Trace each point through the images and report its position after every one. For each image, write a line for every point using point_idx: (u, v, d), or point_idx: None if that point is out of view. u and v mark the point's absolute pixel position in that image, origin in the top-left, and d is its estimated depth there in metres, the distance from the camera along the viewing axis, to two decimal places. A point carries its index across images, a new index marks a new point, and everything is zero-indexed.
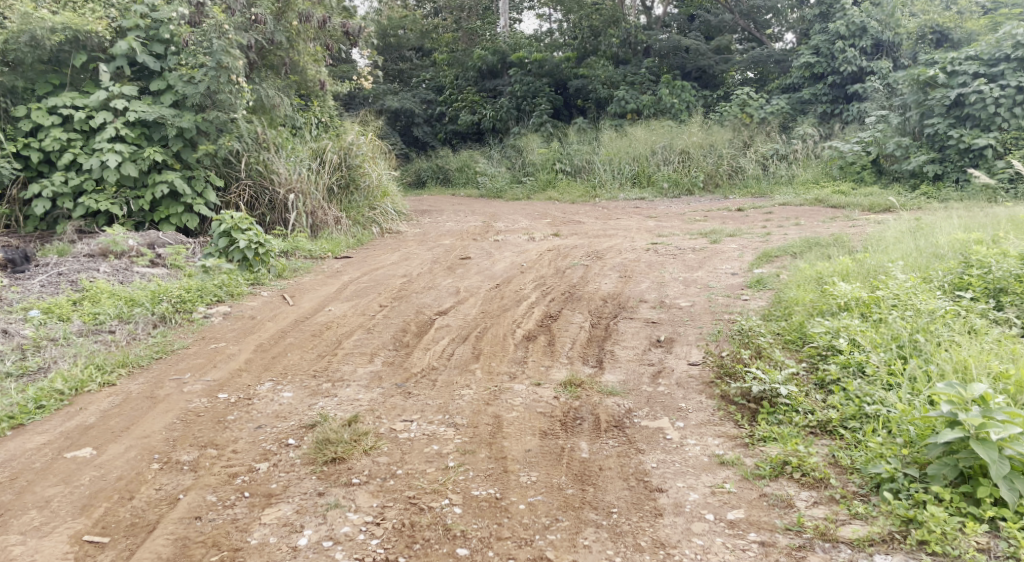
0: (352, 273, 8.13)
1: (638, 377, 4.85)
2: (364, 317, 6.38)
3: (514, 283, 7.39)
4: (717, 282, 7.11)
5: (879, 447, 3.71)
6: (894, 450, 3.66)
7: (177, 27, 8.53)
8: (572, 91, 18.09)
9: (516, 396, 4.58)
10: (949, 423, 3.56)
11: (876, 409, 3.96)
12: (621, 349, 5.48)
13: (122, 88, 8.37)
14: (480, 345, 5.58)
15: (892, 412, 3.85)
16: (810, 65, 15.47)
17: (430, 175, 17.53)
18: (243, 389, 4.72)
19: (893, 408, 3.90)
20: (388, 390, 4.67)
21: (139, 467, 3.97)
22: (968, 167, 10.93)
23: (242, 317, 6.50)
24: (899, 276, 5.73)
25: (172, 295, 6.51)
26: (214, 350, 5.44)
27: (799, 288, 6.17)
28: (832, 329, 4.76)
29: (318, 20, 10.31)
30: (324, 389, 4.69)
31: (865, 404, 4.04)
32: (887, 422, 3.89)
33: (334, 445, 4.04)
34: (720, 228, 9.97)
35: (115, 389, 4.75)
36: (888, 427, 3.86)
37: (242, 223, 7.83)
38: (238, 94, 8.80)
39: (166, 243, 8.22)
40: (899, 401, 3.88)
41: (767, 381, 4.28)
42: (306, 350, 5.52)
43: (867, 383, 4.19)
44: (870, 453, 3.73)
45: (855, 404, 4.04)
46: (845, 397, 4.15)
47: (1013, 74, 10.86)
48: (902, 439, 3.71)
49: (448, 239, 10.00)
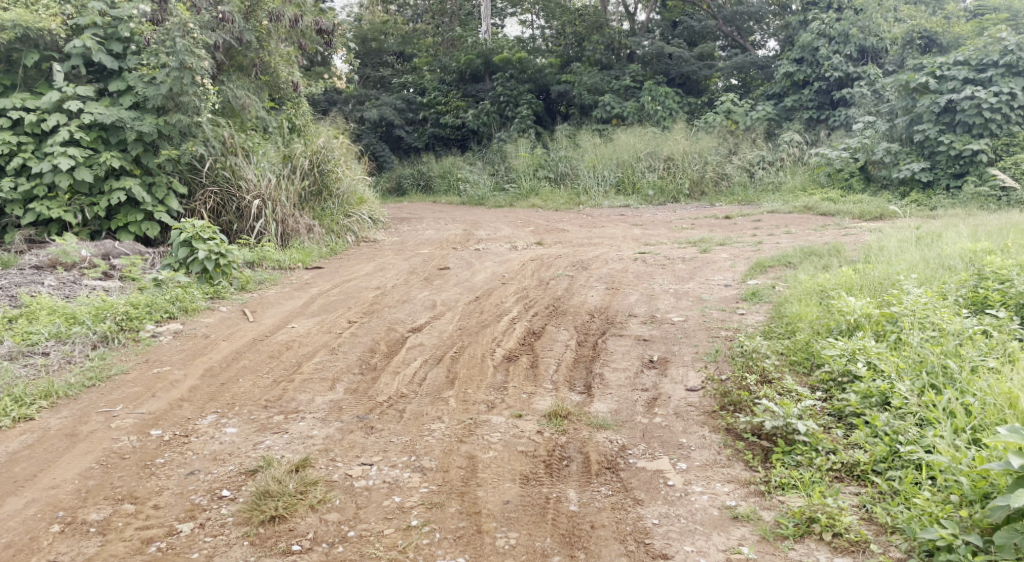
0: (322, 285, 7.56)
1: (632, 406, 4.32)
2: (329, 336, 5.81)
3: (494, 296, 6.85)
4: (709, 294, 6.62)
5: (928, 506, 3.20)
6: (948, 510, 3.15)
7: (138, 26, 7.96)
8: (554, 97, 17.62)
9: (494, 430, 4.04)
10: (1015, 480, 3.05)
11: (912, 451, 3.47)
12: (612, 372, 4.95)
13: (78, 89, 7.78)
14: (455, 368, 5.03)
15: (936, 458, 3.35)
16: (793, 73, 15.11)
17: (412, 182, 16.95)
18: (181, 423, 4.14)
19: (936, 454, 3.40)
20: (349, 425, 4.12)
21: (36, 530, 3.39)
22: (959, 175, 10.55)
23: (194, 336, 5.91)
24: (912, 291, 5.27)
25: (118, 311, 5.92)
26: (156, 376, 4.85)
27: (801, 302, 5.70)
28: (846, 351, 4.26)
29: (289, 19, 9.65)
30: (274, 423, 4.12)
31: (897, 445, 3.55)
32: (930, 469, 3.39)
33: (274, 499, 3.48)
34: (709, 236, 9.47)
35: (32, 425, 4.17)
36: (932, 475, 3.36)
37: (203, 233, 7.20)
38: (203, 97, 8.23)
39: (122, 254, 7.63)
40: (942, 445, 3.38)
41: (781, 416, 3.75)
42: (260, 375, 4.94)
43: (896, 417, 3.70)
44: (916, 511, 3.22)
45: (885, 444, 3.56)
46: (872, 435, 3.66)
47: (1003, 80, 10.45)
48: (954, 497, 3.20)
49: (426, 248, 9.44)
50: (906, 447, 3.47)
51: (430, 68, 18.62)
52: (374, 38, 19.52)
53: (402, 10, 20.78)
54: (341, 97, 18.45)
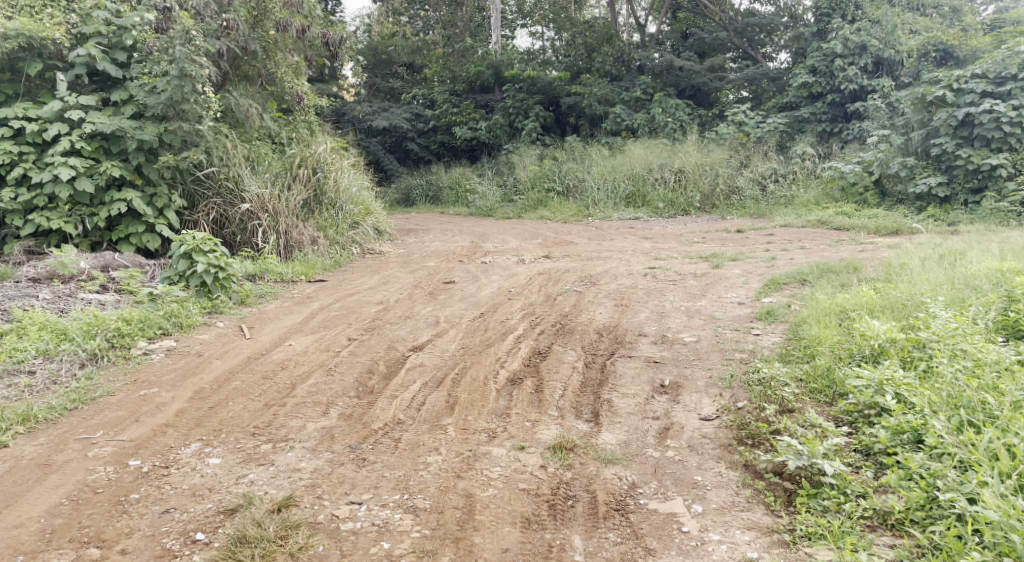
0: (324, 299, 7.32)
1: (642, 437, 4.06)
2: (327, 355, 5.56)
3: (500, 312, 6.60)
4: (722, 312, 6.35)
5: None
6: None
7: (142, 33, 7.76)
8: (564, 109, 17.33)
9: (494, 464, 3.80)
10: None
11: (952, 500, 3.21)
12: (621, 398, 4.67)
13: (79, 98, 7.58)
14: (456, 392, 4.77)
15: (981, 509, 3.09)
16: (807, 84, 14.81)
17: (420, 192, 16.76)
18: (163, 453, 3.91)
19: (980, 505, 3.14)
20: (340, 456, 3.88)
21: None
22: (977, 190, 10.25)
23: (187, 354, 5.67)
24: (939, 315, 5.02)
25: (109, 327, 5.71)
26: (143, 398, 4.61)
27: (820, 324, 5.45)
28: (874, 381, 4.03)
29: (297, 30, 9.43)
30: (260, 454, 3.89)
31: (935, 490, 3.28)
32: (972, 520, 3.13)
33: (252, 546, 3.25)
34: (721, 251, 9.19)
35: (6, 454, 3.94)
36: (977, 528, 3.10)
37: (204, 245, 7.02)
38: (205, 105, 8.01)
39: (122, 266, 7.40)
40: (987, 496, 3.12)
41: (806, 456, 3.52)
42: (251, 398, 4.70)
43: (931, 458, 3.44)
44: None
45: (922, 490, 3.30)
46: (906, 477, 3.41)
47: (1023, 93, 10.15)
48: (1003, 558, 2.94)
49: (432, 261, 9.21)
50: (945, 495, 3.21)
51: (440, 79, 18.44)
52: (384, 50, 19.25)
53: (412, 22, 20.64)
54: (350, 106, 18.28)
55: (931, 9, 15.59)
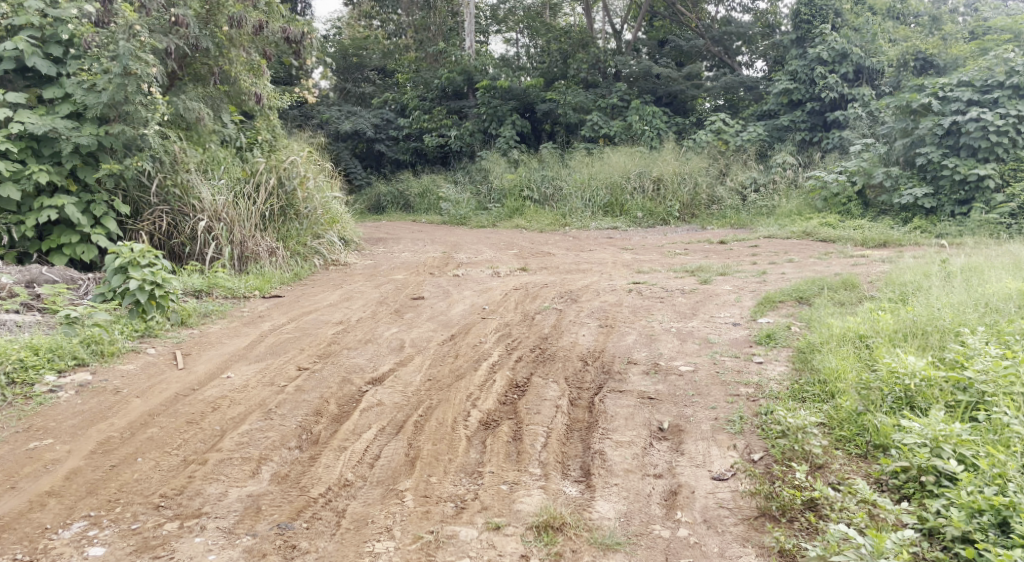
0: (277, 318, 6.44)
1: (646, 509, 3.42)
2: (271, 390, 4.72)
3: (472, 334, 5.78)
4: (718, 335, 5.58)
5: None
6: None
7: (78, 27, 6.82)
8: (539, 115, 16.57)
9: (462, 553, 3.17)
10: None
11: None
12: (614, 449, 3.88)
13: (7, 95, 6.62)
14: (418, 440, 3.96)
15: None
16: (787, 91, 14.10)
17: (389, 200, 15.97)
18: (30, 539, 3.24)
19: None
20: (263, 542, 3.21)
21: None
22: (964, 202, 9.60)
23: (103, 391, 4.81)
24: (978, 349, 4.27)
25: (10, 359, 4.86)
26: (33, 453, 3.84)
27: (835, 353, 4.68)
28: (928, 439, 3.41)
29: (253, 25, 8.39)
30: (159, 541, 3.22)
31: None
32: None
33: None
34: (707, 264, 8.44)
35: None
36: None
37: (143, 257, 5.89)
38: (152, 107, 7.08)
39: (50, 281, 6.44)
40: None
41: (869, 553, 2.92)
42: (168, 451, 3.86)
43: None
44: None
45: None
46: None
47: (1010, 102, 9.52)
48: None
49: (398, 274, 8.37)
50: None
51: (412, 84, 17.60)
52: (355, 52, 18.52)
53: (384, 25, 19.73)
54: (317, 109, 17.45)
55: (909, 19, 14.92)
